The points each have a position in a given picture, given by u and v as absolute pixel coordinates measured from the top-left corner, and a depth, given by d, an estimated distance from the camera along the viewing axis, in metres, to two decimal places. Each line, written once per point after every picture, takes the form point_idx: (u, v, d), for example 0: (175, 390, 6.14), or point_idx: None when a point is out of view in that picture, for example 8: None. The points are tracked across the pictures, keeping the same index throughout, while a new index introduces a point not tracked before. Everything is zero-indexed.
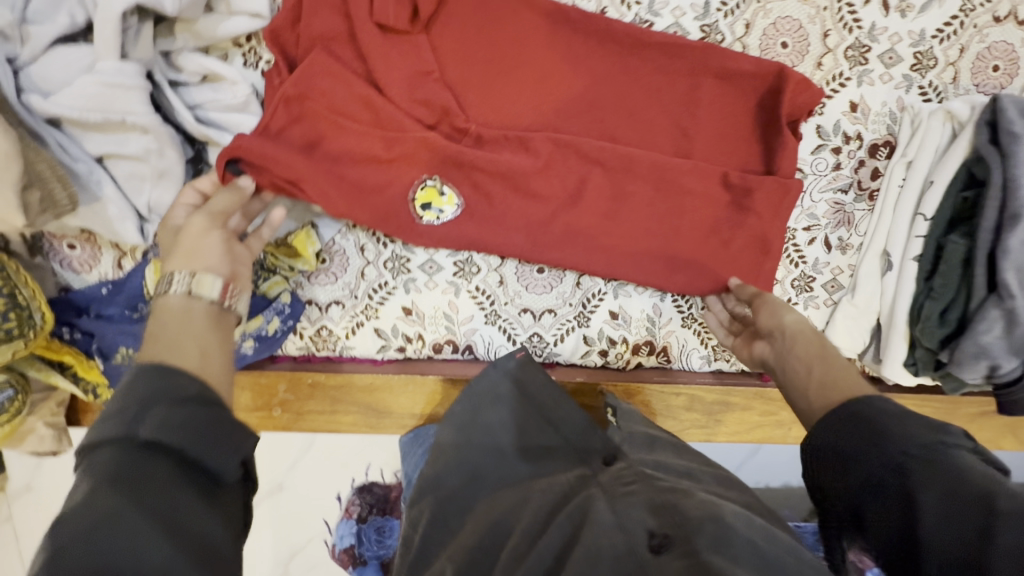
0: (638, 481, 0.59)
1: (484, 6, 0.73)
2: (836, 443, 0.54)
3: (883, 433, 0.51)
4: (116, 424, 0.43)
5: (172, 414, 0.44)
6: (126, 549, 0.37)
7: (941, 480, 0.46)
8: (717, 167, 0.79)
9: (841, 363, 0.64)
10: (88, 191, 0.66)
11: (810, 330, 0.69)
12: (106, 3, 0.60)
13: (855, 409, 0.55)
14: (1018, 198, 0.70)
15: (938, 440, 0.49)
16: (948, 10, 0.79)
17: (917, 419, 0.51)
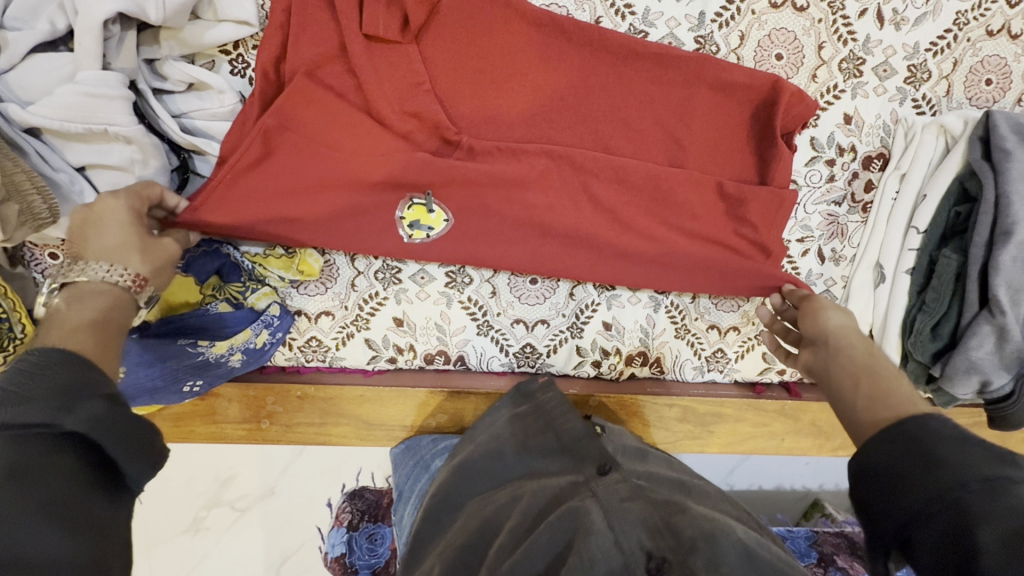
0: (636, 498, 0.56)
1: (475, 19, 0.72)
2: (883, 464, 0.45)
3: (936, 458, 0.43)
4: (36, 409, 0.37)
5: (102, 411, 0.39)
6: (27, 546, 0.32)
7: (1001, 513, 0.38)
8: (712, 177, 0.79)
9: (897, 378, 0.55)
10: (68, 203, 0.64)
11: (858, 337, 0.62)
12: (89, 11, 0.58)
13: (907, 427, 0.46)
14: (1010, 214, 0.70)
15: (1006, 471, 0.40)
16: (942, 24, 0.79)
17: (979, 447, 0.42)
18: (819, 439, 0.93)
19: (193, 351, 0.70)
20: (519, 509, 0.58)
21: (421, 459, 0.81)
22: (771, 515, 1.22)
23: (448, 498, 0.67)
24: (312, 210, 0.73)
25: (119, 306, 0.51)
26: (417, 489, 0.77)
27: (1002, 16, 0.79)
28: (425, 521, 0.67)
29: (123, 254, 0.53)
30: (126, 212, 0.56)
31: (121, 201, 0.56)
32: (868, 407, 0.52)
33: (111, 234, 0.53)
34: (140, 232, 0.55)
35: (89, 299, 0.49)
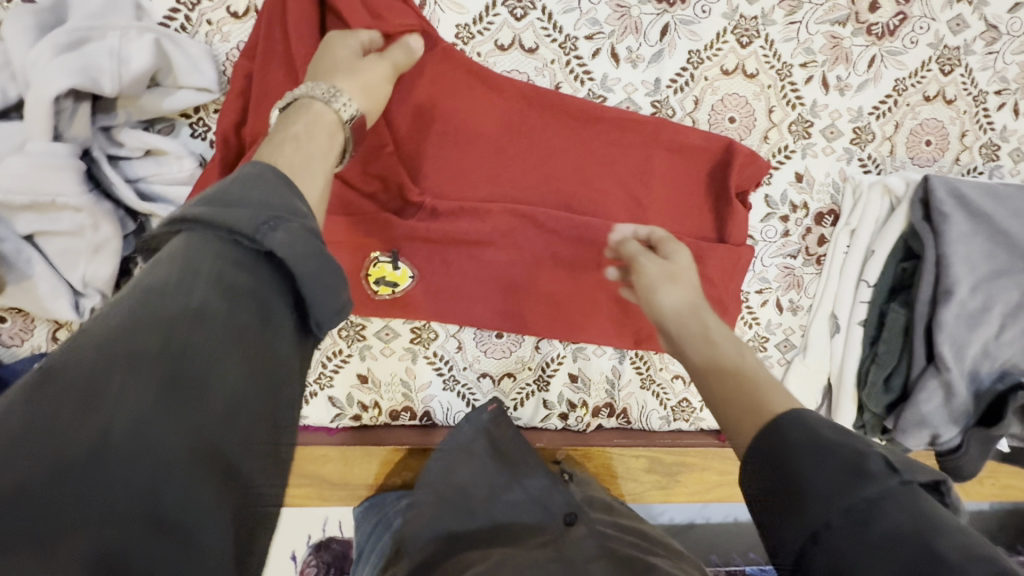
0: (599, 558, 0.60)
1: (438, 84, 0.74)
2: (762, 493, 0.45)
3: (803, 488, 0.43)
4: (241, 219, 0.38)
5: (303, 238, 0.40)
6: (222, 371, 0.35)
7: (874, 551, 0.39)
8: (672, 235, 0.81)
9: (731, 356, 0.59)
10: (17, 271, 0.63)
11: (692, 310, 0.67)
12: (39, 85, 0.57)
13: (767, 438, 0.48)
14: (950, 274, 0.73)
15: (865, 492, 0.41)
16: (883, 89, 0.84)
17: (836, 459, 0.43)
18: None
19: None
20: (479, 563, 0.59)
21: (385, 517, 0.79)
22: (743, 551, 1.14)
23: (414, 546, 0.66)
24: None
25: (335, 129, 0.56)
26: (378, 549, 0.75)
27: (937, 83, 0.84)
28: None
29: (338, 78, 0.60)
30: (346, 48, 0.65)
31: (342, 39, 0.66)
32: (742, 408, 0.53)
33: (335, 60, 0.63)
34: (353, 63, 0.63)
35: (304, 113, 0.55)
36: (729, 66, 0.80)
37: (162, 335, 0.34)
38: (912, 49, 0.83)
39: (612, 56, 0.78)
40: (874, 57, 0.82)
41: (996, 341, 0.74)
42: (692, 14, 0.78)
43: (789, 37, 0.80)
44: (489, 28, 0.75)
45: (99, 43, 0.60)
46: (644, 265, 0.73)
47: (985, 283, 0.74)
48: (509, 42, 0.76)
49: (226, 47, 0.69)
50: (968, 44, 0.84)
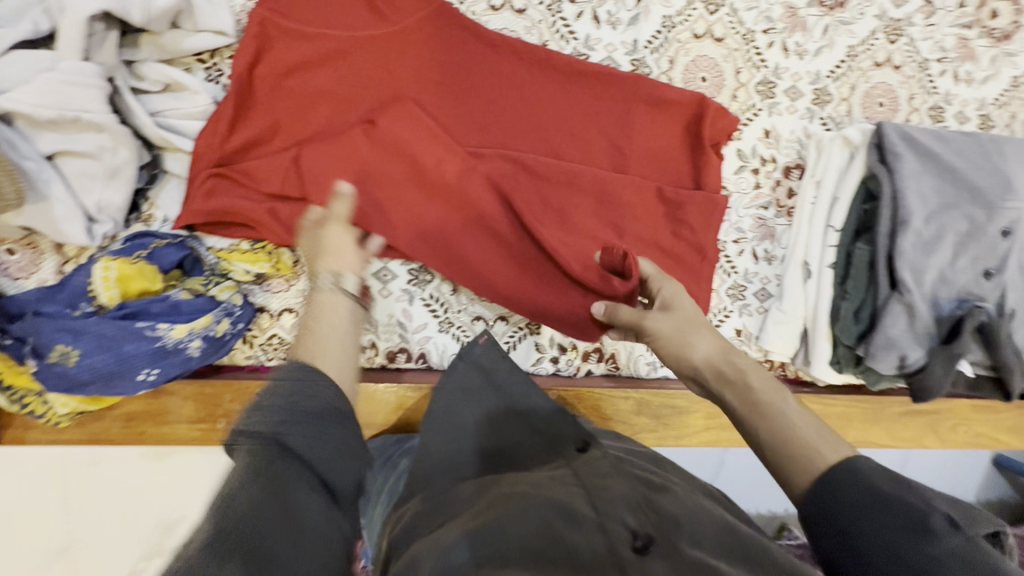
0: (615, 475, 0.58)
1: (436, 39, 0.80)
2: (825, 549, 0.47)
3: (862, 550, 0.44)
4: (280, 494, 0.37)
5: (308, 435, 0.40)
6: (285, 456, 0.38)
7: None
8: (652, 182, 0.87)
9: (774, 410, 0.55)
10: (35, 190, 0.66)
11: (722, 356, 0.62)
12: (73, 9, 0.62)
13: (823, 500, 0.47)
14: (905, 206, 0.80)
15: (931, 551, 0.42)
16: (837, 55, 0.93)
17: (895, 515, 0.44)
18: None
19: (152, 335, 0.69)
20: (488, 494, 0.58)
21: (388, 455, 0.81)
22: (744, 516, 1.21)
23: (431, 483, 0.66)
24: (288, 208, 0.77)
25: None
26: (386, 489, 0.76)
27: (885, 50, 0.94)
28: (420, 510, 0.61)
29: None
30: None
31: None
32: (781, 466, 0.52)
33: None
34: None
35: None
36: (699, 30, 0.89)
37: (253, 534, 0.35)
38: (859, 19, 0.93)
39: (593, 18, 0.86)
40: (827, 26, 0.92)
41: (951, 268, 0.81)
42: None
43: (751, 6, 0.90)
44: None
45: None
46: (654, 326, 0.68)
47: (937, 214, 0.81)
48: (501, 3, 0.84)
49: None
50: (909, 16, 0.94)
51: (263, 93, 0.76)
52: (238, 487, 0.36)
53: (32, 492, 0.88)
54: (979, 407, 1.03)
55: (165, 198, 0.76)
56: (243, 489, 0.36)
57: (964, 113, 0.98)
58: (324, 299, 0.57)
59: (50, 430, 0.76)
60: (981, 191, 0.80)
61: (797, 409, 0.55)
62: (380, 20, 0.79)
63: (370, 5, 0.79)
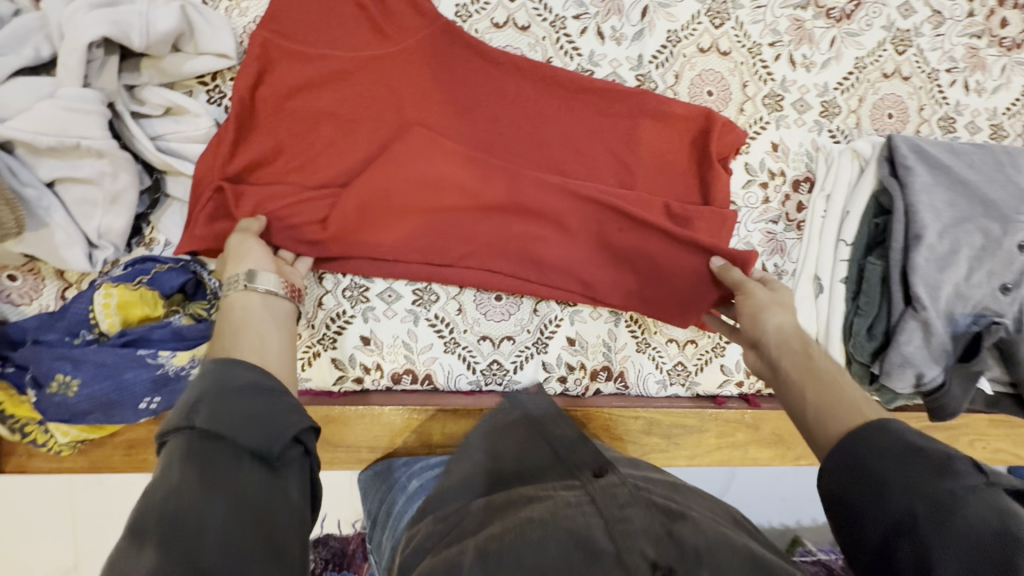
0: (634, 505, 0.54)
1: (438, 57, 0.79)
2: (846, 492, 0.52)
3: (885, 485, 0.50)
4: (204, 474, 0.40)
5: (226, 410, 0.43)
6: (208, 446, 0.41)
7: (956, 533, 0.44)
8: (659, 198, 0.86)
9: (832, 371, 0.66)
10: (35, 217, 0.65)
11: (796, 331, 0.74)
12: (73, 35, 0.62)
13: (852, 445, 0.54)
14: (919, 220, 0.79)
15: (949, 485, 0.46)
16: (845, 67, 0.92)
17: (917, 458, 0.50)
18: (780, 450, 0.96)
19: (153, 363, 0.68)
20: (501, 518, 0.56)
21: (396, 481, 0.79)
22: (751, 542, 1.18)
23: (442, 502, 0.65)
24: (291, 228, 0.76)
25: None
26: (394, 512, 0.74)
27: (893, 61, 0.93)
28: (431, 531, 0.60)
29: None
30: None
31: None
32: (820, 405, 0.62)
33: None
34: None
35: None
36: (705, 44, 0.88)
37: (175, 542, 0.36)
38: (867, 31, 0.91)
39: (597, 34, 0.85)
40: (834, 38, 0.91)
41: (967, 282, 0.79)
42: None
43: (757, 19, 0.89)
44: (485, 7, 0.82)
45: (130, 3, 0.65)
46: (754, 289, 0.80)
47: (950, 228, 0.79)
48: (504, 21, 0.83)
49: (243, 21, 0.75)
50: (917, 27, 0.93)
51: (265, 115, 0.75)
52: (155, 477, 0.40)
53: (33, 518, 0.87)
54: (996, 422, 1.01)
55: (166, 222, 0.75)
56: (162, 473, 0.40)
57: (976, 123, 0.96)
58: (236, 298, 0.63)
59: (52, 459, 0.74)
60: (994, 204, 0.78)
61: (855, 387, 0.63)
62: (382, 39, 0.78)
63: (372, 24, 0.78)
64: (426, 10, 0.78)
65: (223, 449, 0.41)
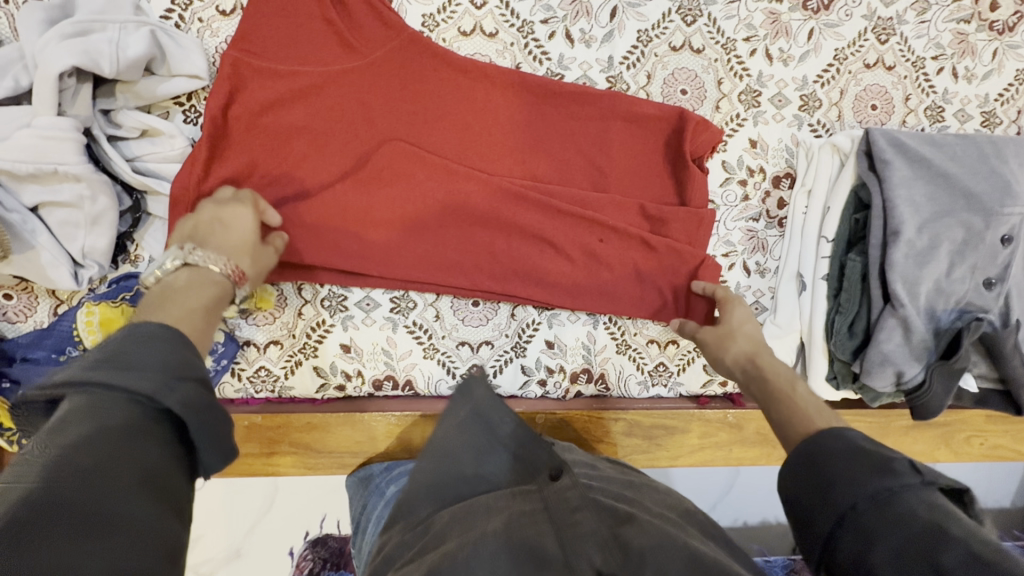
0: (585, 508, 0.58)
1: (407, 69, 0.81)
2: (799, 493, 0.53)
3: (834, 483, 0.51)
4: (135, 454, 0.40)
5: (196, 396, 0.45)
6: (143, 427, 0.42)
7: (892, 525, 0.46)
8: (634, 200, 0.87)
9: (784, 384, 0.70)
10: (21, 240, 0.68)
11: (755, 353, 0.76)
12: (44, 66, 0.64)
13: (808, 452, 0.56)
14: (896, 216, 0.77)
15: (889, 482, 0.49)
16: (825, 59, 0.90)
17: (864, 459, 0.51)
18: (766, 449, 0.96)
19: None
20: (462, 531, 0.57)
21: (377, 487, 0.81)
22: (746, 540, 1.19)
23: (411, 506, 0.66)
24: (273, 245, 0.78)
25: None
26: (373, 518, 0.76)
27: (876, 51, 0.90)
28: (401, 540, 0.61)
29: None
30: None
31: None
32: (786, 416, 0.65)
33: None
34: None
35: None
36: (677, 42, 0.87)
37: (79, 516, 0.35)
38: (847, 21, 0.89)
39: (566, 37, 0.85)
40: (812, 30, 0.89)
41: (948, 278, 0.77)
42: None
43: (730, 14, 0.87)
44: (452, 16, 0.83)
45: (101, 32, 0.68)
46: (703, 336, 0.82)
47: (930, 223, 0.77)
48: (471, 29, 0.84)
49: (215, 41, 0.77)
50: (901, 14, 0.90)
51: (238, 133, 0.77)
52: (84, 433, 0.39)
53: None
54: (993, 419, 0.98)
55: (149, 239, 0.78)
56: (97, 435, 0.39)
57: (965, 111, 0.93)
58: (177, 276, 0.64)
59: None
60: (976, 196, 0.76)
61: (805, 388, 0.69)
62: (350, 53, 0.80)
63: (340, 38, 0.79)
64: (392, 22, 0.79)
65: (156, 432, 0.42)
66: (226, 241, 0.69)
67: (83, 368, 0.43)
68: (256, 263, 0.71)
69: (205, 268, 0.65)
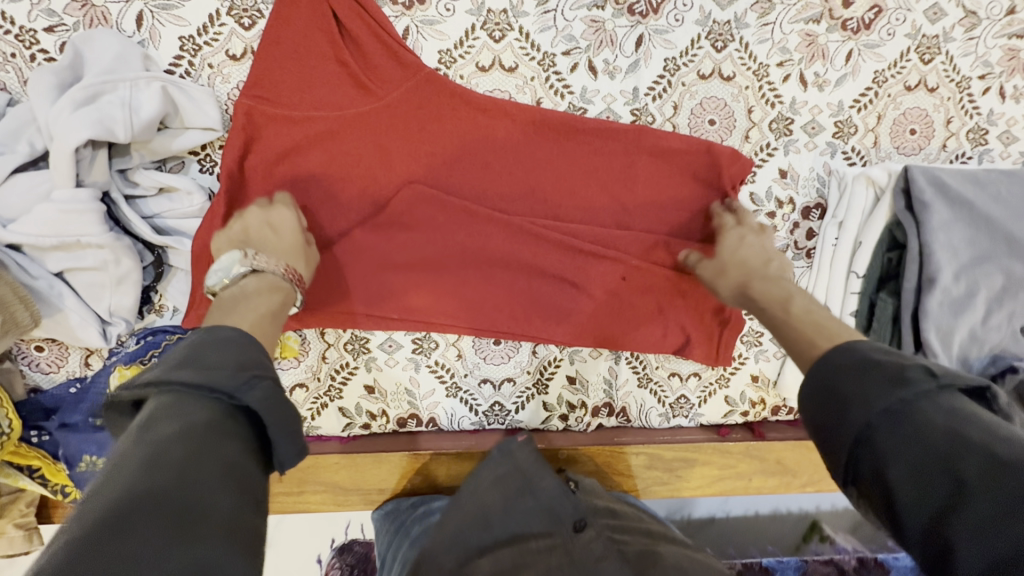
0: (609, 558, 0.65)
1: (424, 109, 0.78)
2: (821, 421, 0.52)
3: (846, 401, 0.50)
4: (224, 451, 0.43)
5: (273, 391, 0.48)
6: (224, 426, 0.45)
7: (907, 438, 0.47)
8: (658, 236, 0.84)
9: (781, 302, 0.68)
10: (50, 304, 0.69)
11: (750, 279, 0.74)
12: (59, 139, 0.63)
13: (824, 379, 0.54)
14: (933, 262, 0.75)
15: (903, 393, 0.48)
16: (862, 82, 0.85)
17: (878, 371, 0.50)
18: (786, 478, 0.97)
19: None
20: None
21: (403, 525, 0.82)
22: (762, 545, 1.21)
23: None
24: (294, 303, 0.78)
25: None
26: (399, 556, 0.77)
27: (918, 72, 0.85)
28: None
29: None
30: None
31: None
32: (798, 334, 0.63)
33: None
34: None
35: None
36: (705, 70, 0.82)
37: (182, 508, 0.39)
38: (889, 40, 0.83)
39: (589, 69, 0.81)
40: (850, 52, 0.83)
41: (983, 326, 0.75)
42: (666, 23, 0.80)
43: (764, 38, 0.82)
44: (469, 51, 0.79)
45: (112, 92, 0.66)
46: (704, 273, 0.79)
47: (967, 270, 0.75)
48: (490, 63, 0.80)
49: (226, 87, 0.75)
50: (947, 31, 0.84)
51: (256, 184, 0.76)
52: (175, 430, 0.43)
53: None
54: None
55: (173, 291, 0.77)
56: (187, 429, 0.43)
57: (1011, 133, 0.88)
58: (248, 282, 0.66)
59: None
60: (1019, 242, 0.74)
61: (805, 298, 0.68)
62: (364, 93, 0.76)
63: (354, 79, 0.76)
64: (407, 61, 0.76)
65: (232, 426, 0.45)
66: (278, 244, 0.70)
67: (167, 369, 0.47)
68: (310, 265, 0.73)
69: (267, 273, 0.67)
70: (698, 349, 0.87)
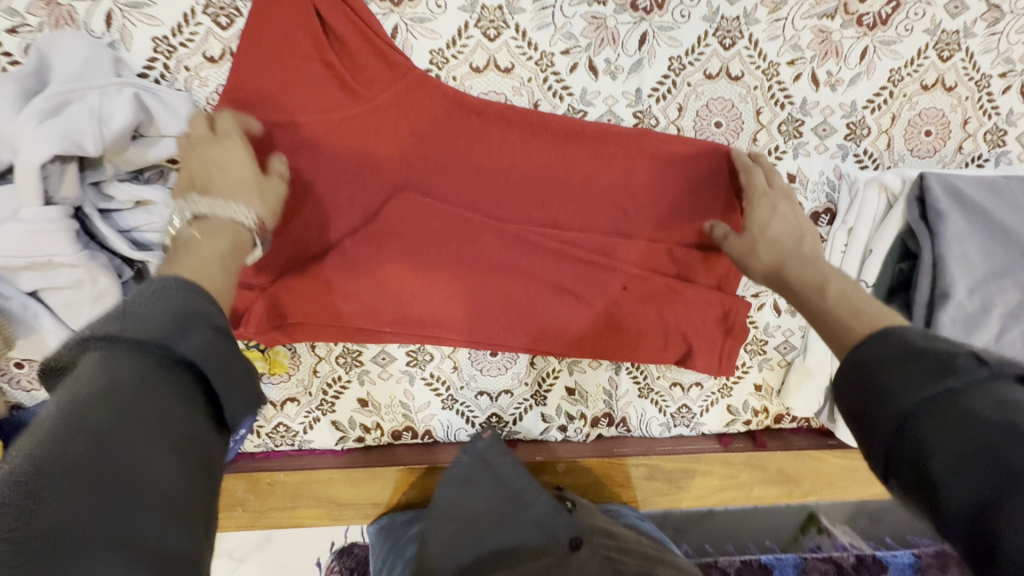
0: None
1: (416, 113, 0.74)
2: (855, 409, 0.46)
3: (884, 389, 0.44)
4: (162, 408, 0.38)
5: (214, 340, 0.43)
6: (157, 384, 0.39)
7: (953, 426, 0.40)
8: (662, 244, 0.80)
9: (819, 281, 0.60)
10: (26, 325, 0.66)
11: (783, 254, 0.66)
12: (24, 154, 0.59)
13: (853, 359, 0.47)
14: (947, 276, 0.72)
15: (949, 383, 0.41)
16: (877, 82, 0.80)
17: (920, 360, 0.43)
18: (789, 487, 0.95)
19: None
20: None
21: (397, 542, 0.81)
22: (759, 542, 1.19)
23: None
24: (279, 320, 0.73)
25: None
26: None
27: (936, 70, 0.80)
28: None
29: None
30: None
31: None
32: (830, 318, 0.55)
33: None
34: None
35: None
36: (712, 70, 0.78)
37: (108, 480, 0.35)
38: (906, 37, 0.79)
39: (590, 69, 0.77)
40: (865, 49, 0.79)
41: (997, 342, 0.72)
42: (671, 19, 0.76)
43: (774, 35, 0.77)
44: (463, 51, 0.75)
45: (80, 101, 0.62)
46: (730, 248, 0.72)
47: (982, 284, 0.72)
48: (484, 63, 0.76)
49: (205, 91, 0.71)
50: (968, 26, 0.79)
51: None
52: (96, 391, 0.37)
53: None
54: None
55: None
56: (109, 389, 0.37)
57: None
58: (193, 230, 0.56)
59: None
60: None
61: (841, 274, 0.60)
62: (352, 96, 0.72)
63: (341, 82, 0.72)
64: (397, 63, 0.72)
65: (167, 384, 0.40)
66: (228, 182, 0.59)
67: (92, 325, 0.41)
68: (267, 200, 0.62)
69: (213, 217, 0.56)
70: (704, 360, 0.83)
